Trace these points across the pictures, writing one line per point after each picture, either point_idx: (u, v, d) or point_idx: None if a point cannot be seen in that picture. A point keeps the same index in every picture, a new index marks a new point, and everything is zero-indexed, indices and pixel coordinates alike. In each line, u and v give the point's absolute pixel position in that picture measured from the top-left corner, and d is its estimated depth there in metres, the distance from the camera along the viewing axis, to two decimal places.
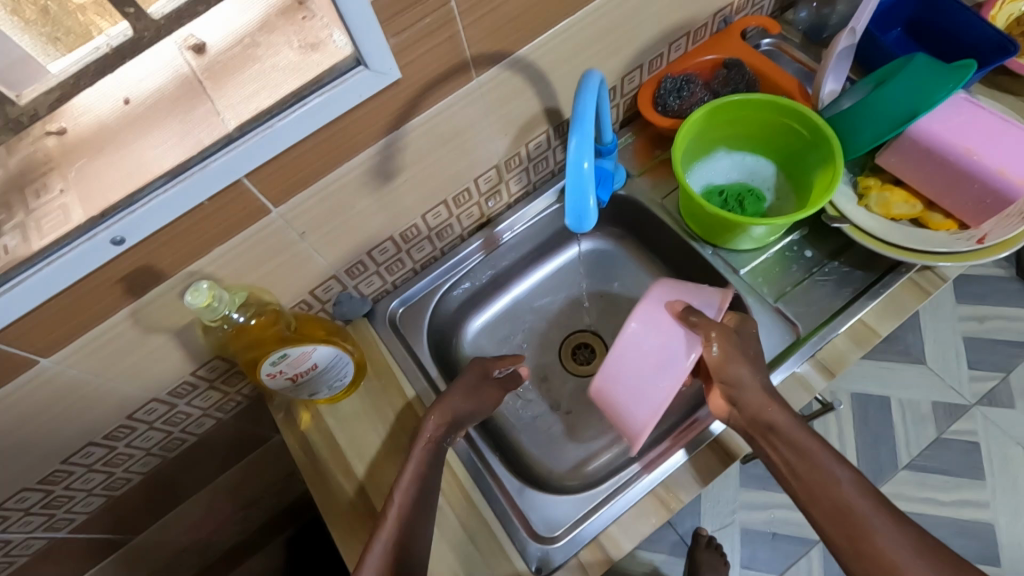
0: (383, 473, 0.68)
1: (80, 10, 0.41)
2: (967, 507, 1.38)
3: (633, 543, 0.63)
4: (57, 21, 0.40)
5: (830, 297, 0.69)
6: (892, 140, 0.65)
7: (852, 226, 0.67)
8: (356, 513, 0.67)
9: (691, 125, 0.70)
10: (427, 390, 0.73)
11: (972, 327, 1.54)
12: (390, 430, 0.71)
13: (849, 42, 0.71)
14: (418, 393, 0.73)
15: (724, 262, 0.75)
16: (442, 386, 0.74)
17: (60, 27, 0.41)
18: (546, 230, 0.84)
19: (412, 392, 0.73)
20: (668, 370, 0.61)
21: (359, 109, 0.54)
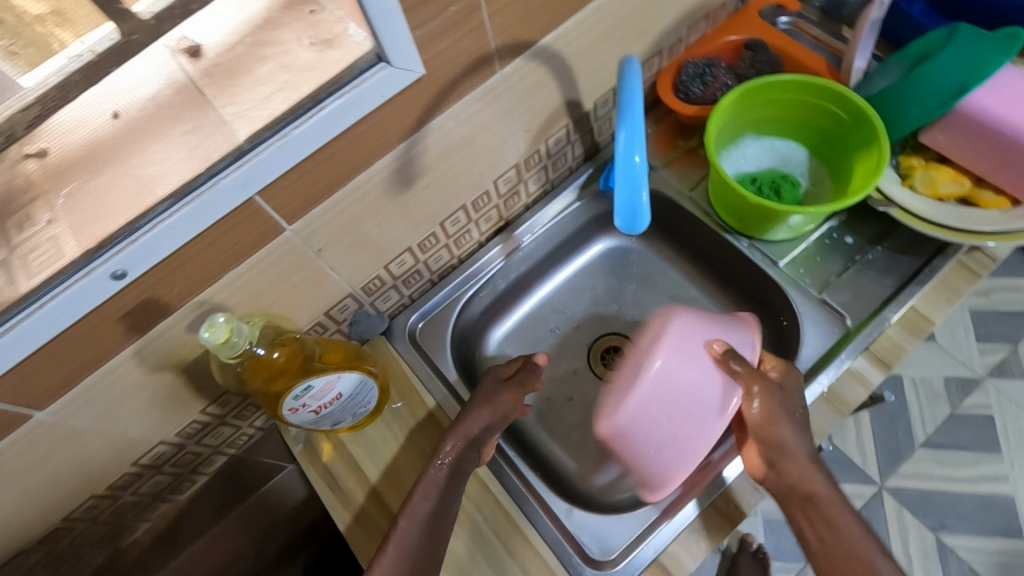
0: None
1: (38, 21, 0.35)
2: (986, 482, 1.38)
3: (697, 562, 0.58)
4: (17, 33, 0.35)
5: (879, 284, 0.66)
6: (940, 117, 0.62)
7: (898, 209, 0.64)
8: None
9: (722, 112, 0.67)
10: (449, 398, 0.68)
11: (977, 300, 1.54)
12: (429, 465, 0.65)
13: (879, 15, 0.66)
14: (438, 401, 0.68)
15: (762, 254, 0.71)
16: (464, 394, 0.70)
17: (18, 39, 0.35)
18: (567, 229, 0.80)
19: (432, 401, 0.68)
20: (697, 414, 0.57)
21: (381, 112, 0.49)
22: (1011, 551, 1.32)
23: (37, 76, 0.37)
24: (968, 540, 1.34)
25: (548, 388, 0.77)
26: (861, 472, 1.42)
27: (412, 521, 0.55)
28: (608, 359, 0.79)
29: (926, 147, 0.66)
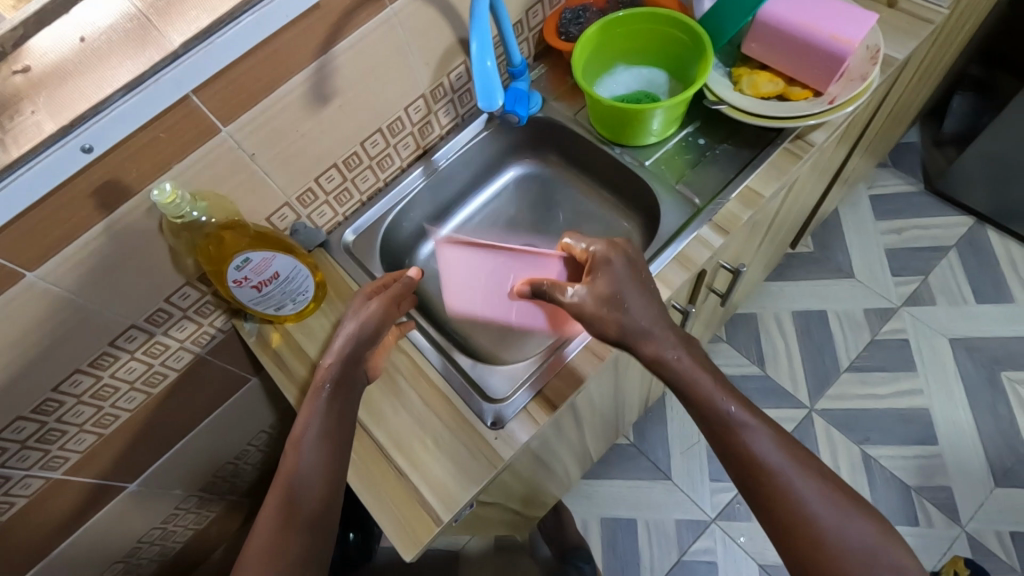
0: None
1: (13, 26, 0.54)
2: (904, 397, 1.51)
3: (573, 390, 0.72)
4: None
5: (723, 170, 0.80)
6: (752, 28, 0.76)
7: (729, 107, 0.78)
8: None
9: (588, 41, 0.81)
10: (345, 254, 0.85)
11: (892, 240, 1.70)
12: None
13: None
14: (336, 259, 0.85)
15: (631, 158, 0.85)
16: (355, 248, 0.86)
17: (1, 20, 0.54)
18: (477, 156, 0.94)
19: (328, 258, 0.85)
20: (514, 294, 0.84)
21: (290, 31, 0.63)
22: (929, 456, 1.44)
23: (21, 14, 0.54)
24: (892, 450, 1.46)
25: None
26: (792, 397, 1.55)
27: (307, 441, 0.64)
28: None
29: (750, 58, 0.81)
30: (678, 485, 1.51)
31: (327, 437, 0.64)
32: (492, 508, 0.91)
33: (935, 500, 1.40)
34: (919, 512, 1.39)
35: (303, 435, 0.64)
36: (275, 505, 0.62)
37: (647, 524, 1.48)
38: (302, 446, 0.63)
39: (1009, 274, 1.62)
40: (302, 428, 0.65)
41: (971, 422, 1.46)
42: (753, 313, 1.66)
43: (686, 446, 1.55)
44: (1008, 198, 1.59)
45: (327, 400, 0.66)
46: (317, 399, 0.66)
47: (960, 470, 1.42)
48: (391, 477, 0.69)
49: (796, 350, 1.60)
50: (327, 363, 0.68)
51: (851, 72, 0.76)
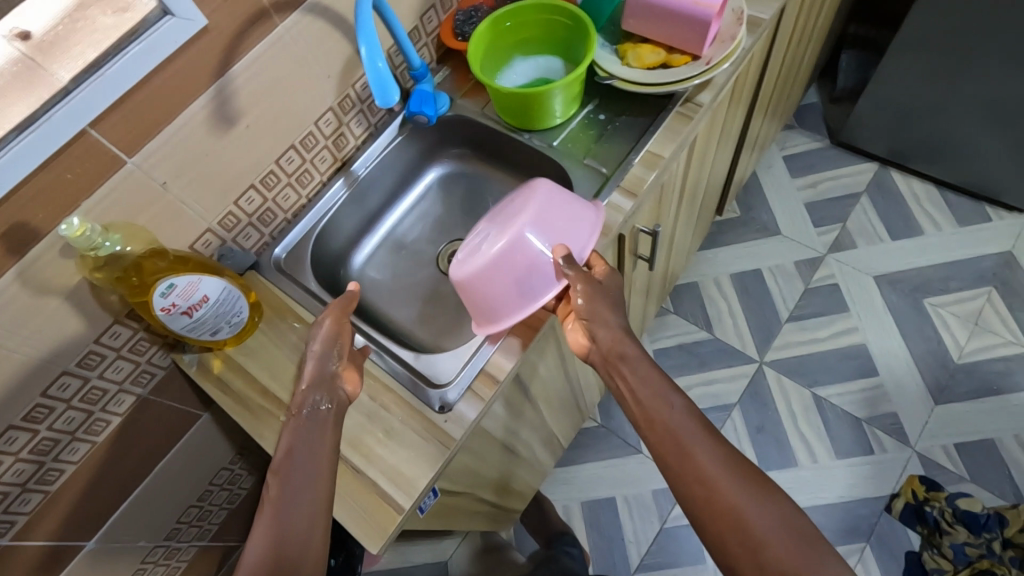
0: None
1: None
2: (842, 336, 1.60)
3: (513, 362, 0.75)
4: None
5: (625, 140, 0.86)
6: (627, 7, 0.82)
7: (619, 80, 0.84)
8: None
9: (481, 38, 0.85)
10: (276, 272, 0.86)
11: (809, 194, 1.81)
12: None
13: None
14: (267, 279, 0.85)
15: (539, 141, 0.90)
16: (287, 265, 0.87)
17: None
18: (395, 161, 0.97)
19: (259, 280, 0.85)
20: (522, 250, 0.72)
21: (183, 56, 0.65)
22: (872, 387, 1.53)
23: None
24: (838, 388, 1.55)
25: (411, 288, 0.94)
26: (742, 354, 1.62)
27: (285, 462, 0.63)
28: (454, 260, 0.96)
29: (632, 33, 0.87)
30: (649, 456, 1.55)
31: (305, 454, 0.63)
32: (464, 498, 0.92)
33: (885, 426, 1.49)
34: (871, 440, 1.48)
35: (283, 456, 0.63)
36: (261, 532, 0.59)
37: (626, 499, 1.51)
38: (289, 468, 0.62)
39: (915, 209, 1.75)
40: (281, 450, 0.64)
41: (903, 348, 1.57)
42: (693, 282, 1.73)
43: None
44: (903, 140, 1.72)
45: (301, 418, 0.66)
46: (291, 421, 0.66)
47: (901, 395, 1.52)
48: (349, 476, 0.70)
49: (739, 310, 1.67)
50: (302, 389, 0.68)
51: (721, 35, 0.83)
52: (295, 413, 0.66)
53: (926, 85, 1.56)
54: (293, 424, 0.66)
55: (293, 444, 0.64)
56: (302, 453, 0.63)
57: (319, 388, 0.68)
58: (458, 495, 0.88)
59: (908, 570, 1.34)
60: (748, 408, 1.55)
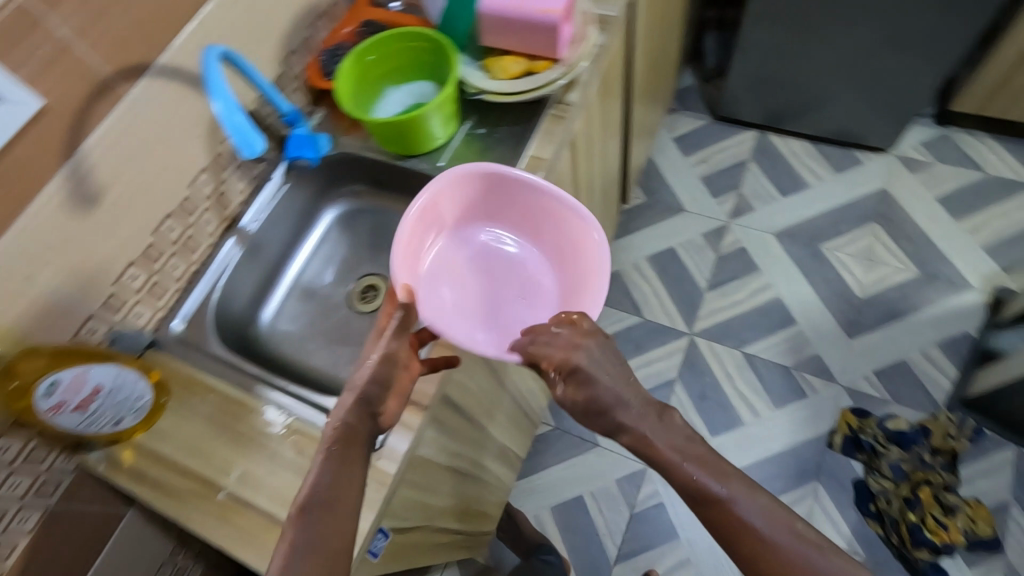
0: (231, 457, 0.73)
1: None
2: (758, 294, 1.70)
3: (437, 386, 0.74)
4: None
5: (507, 149, 0.88)
6: (481, 24, 0.85)
7: (490, 93, 0.88)
8: (225, 506, 0.71)
9: (347, 73, 0.86)
10: (178, 345, 0.82)
11: (703, 168, 1.92)
12: (235, 437, 0.75)
13: None
14: (169, 354, 0.81)
15: (426, 164, 0.91)
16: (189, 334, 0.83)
17: None
18: (287, 209, 0.95)
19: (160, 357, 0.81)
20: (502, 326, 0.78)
21: (23, 141, 0.62)
22: (793, 335, 1.63)
23: None
24: (764, 342, 1.63)
25: (328, 332, 0.92)
26: (672, 330, 1.68)
27: (313, 506, 0.58)
28: (366, 295, 0.96)
29: (492, 47, 0.90)
30: (607, 446, 1.58)
31: (337, 498, 0.59)
32: (420, 532, 0.90)
33: (811, 369, 1.59)
34: (802, 384, 1.57)
35: (314, 498, 0.59)
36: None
37: (593, 495, 1.53)
38: (311, 507, 0.58)
39: (797, 165, 1.89)
40: (308, 491, 0.59)
41: (813, 293, 1.68)
42: (615, 270, 1.79)
43: None
44: (773, 104, 1.86)
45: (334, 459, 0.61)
46: (322, 459, 0.61)
47: (819, 337, 1.62)
48: None
49: (662, 288, 1.74)
50: (334, 423, 0.63)
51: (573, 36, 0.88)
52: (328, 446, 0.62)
53: (778, 53, 1.70)
54: (317, 460, 0.61)
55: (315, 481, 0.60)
56: (324, 491, 0.59)
57: (352, 427, 0.63)
58: (414, 531, 0.87)
59: (858, 497, 1.43)
60: (688, 379, 1.61)
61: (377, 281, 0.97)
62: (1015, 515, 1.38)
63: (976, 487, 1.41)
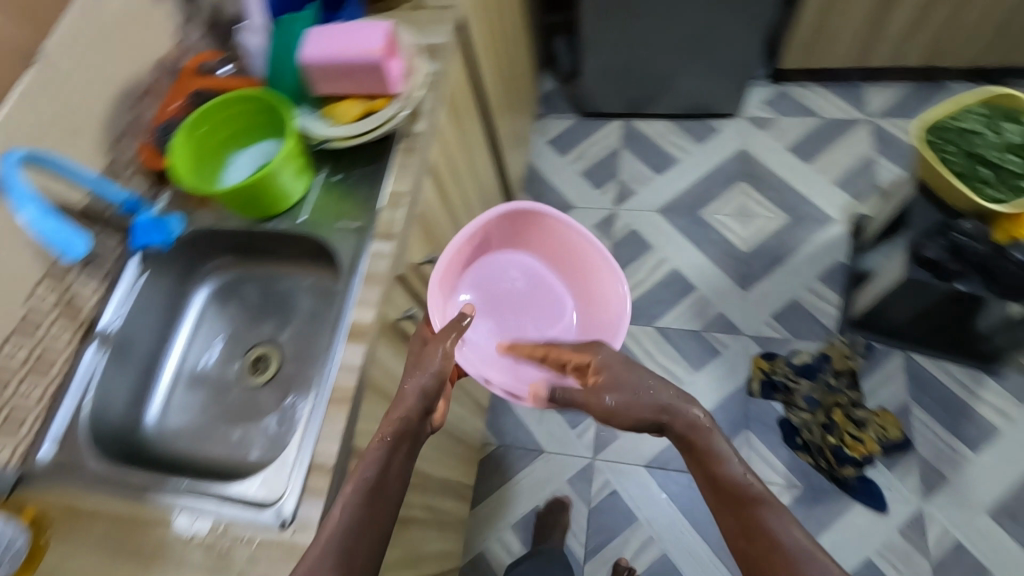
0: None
1: None
2: (656, 270, 1.79)
3: (340, 443, 0.73)
4: None
5: (364, 190, 0.88)
6: (310, 75, 0.86)
7: (335, 139, 0.87)
8: None
9: (181, 148, 0.83)
10: (50, 469, 0.75)
11: (581, 164, 2.01)
12: (132, 553, 0.69)
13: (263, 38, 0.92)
14: (42, 484, 0.74)
15: (288, 222, 0.89)
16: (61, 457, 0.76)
17: None
18: (151, 299, 0.90)
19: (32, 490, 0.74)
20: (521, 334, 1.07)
21: None
22: (695, 299, 1.73)
23: None
24: (672, 313, 1.72)
25: (224, 415, 0.89)
26: None
27: (362, 489, 0.67)
28: (258, 366, 0.93)
29: (328, 95, 0.90)
30: (552, 449, 1.59)
31: (385, 484, 0.68)
32: None
33: (718, 327, 1.69)
34: (713, 342, 1.67)
35: (368, 483, 0.67)
36: (314, 553, 0.62)
37: (549, 502, 1.54)
38: (359, 492, 0.66)
39: (664, 143, 2.01)
40: (360, 476, 0.67)
41: (703, 257, 1.79)
42: None
43: (537, 416, 1.64)
44: (628, 93, 1.98)
45: (389, 449, 0.69)
46: (376, 448, 0.69)
47: (718, 296, 1.73)
48: None
49: None
50: (395, 416, 0.72)
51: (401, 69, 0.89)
52: (387, 437, 0.70)
53: (619, 46, 1.82)
54: (373, 452, 0.69)
55: (362, 470, 0.68)
56: (368, 479, 0.67)
57: (411, 419, 0.72)
58: None
59: (784, 434, 1.52)
60: None
61: (267, 350, 0.94)
62: (917, 413, 1.51)
63: (879, 397, 1.54)
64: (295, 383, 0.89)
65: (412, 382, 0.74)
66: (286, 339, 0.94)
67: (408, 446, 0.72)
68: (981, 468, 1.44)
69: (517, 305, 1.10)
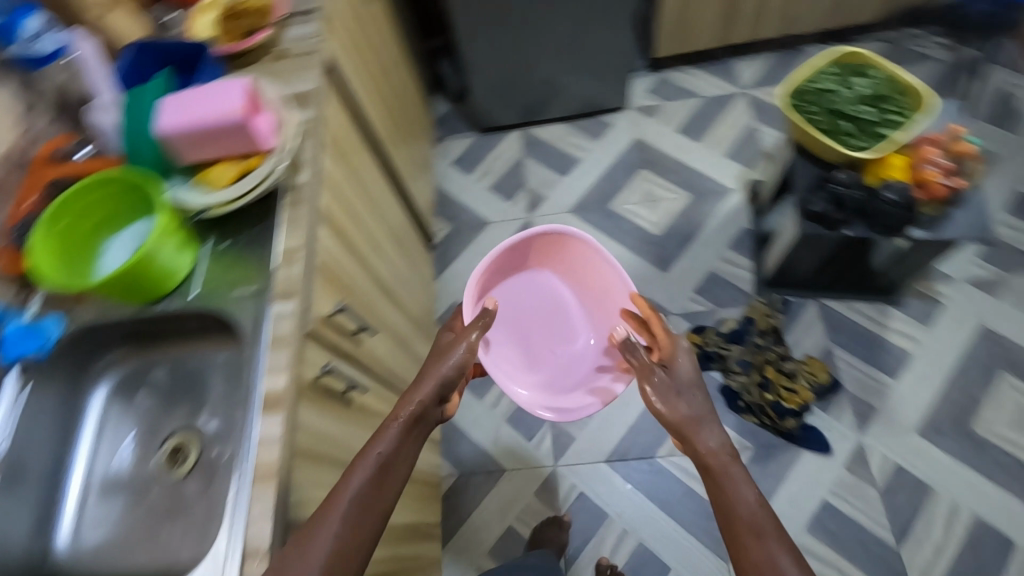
0: None
1: None
2: None
3: (273, 521, 0.69)
4: None
5: (255, 252, 0.85)
6: (172, 145, 0.82)
7: (213, 206, 0.83)
8: None
9: (42, 247, 0.77)
10: None
11: (488, 179, 2.03)
12: None
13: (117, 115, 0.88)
14: None
15: (179, 301, 0.84)
16: None
17: None
18: (41, 413, 0.83)
19: None
20: (541, 351, 1.23)
21: None
22: None
23: None
24: None
25: (146, 517, 0.83)
26: None
27: (375, 462, 0.73)
28: (177, 456, 0.87)
29: (198, 162, 0.86)
30: (513, 466, 1.58)
31: (393, 463, 0.75)
32: None
33: None
34: None
35: (378, 458, 0.74)
36: (325, 518, 0.67)
37: (520, 518, 1.53)
38: (370, 465, 0.73)
39: (563, 145, 2.06)
40: (372, 452, 0.74)
41: (621, 248, 1.85)
42: (451, 304, 1.84)
43: (493, 436, 1.62)
44: (520, 103, 2.02)
45: (401, 429, 0.77)
46: (391, 428, 0.77)
47: (641, 282, 1.79)
48: None
49: None
50: (414, 399, 0.81)
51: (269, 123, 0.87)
52: (403, 419, 0.79)
53: (500, 61, 1.85)
54: (387, 433, 0.77)
55: (372, 448, 0.75)
56: (377, 457, 0.74)
57: (428, 402, 0.81)
58: None
59: (727, 400, 1.58)
60: None
61: (182, 439, 0.88)
62: (839, 354, 1.62)
63: (804, 346, 1.64)
64: (220, 466, 0.84)
65: (435, 369, 0.84)
66: (202, 422, 0.89)
67: (420, 431, 0.80)
68: (902, 392, 1.56)
69: (538, 323, 1.25)
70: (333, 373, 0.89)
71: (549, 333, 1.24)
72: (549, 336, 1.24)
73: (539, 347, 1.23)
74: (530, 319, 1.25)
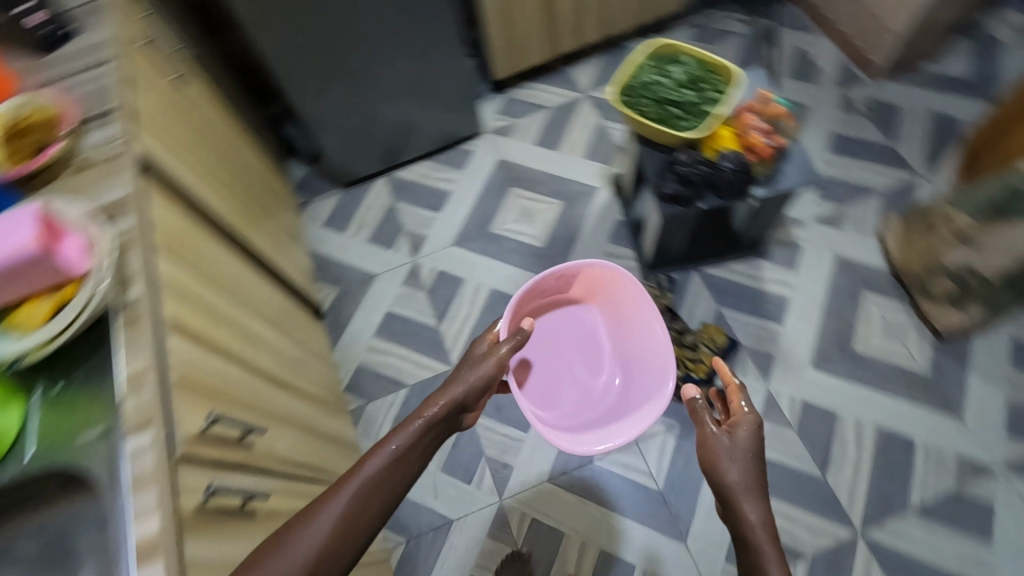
0: None
1: None
2: (476, 298, 1.82)
3: None
4: None
5: (96, 387, 0.76)
6: None
7: (31, 351, 0.74)
8: None
9: None
10: None
11: (364, 232, 1.98)
12: None
13: None
14: None
15: (13, 467, 0.73)
16: None
17: None
18: None
19: None
20: (569, 384, 1.38)
21: None
22: None
23: None
24: None
25: None
26: (437, 377, 1.72)
27: (391, 456, 0.81)
28: None
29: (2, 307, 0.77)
30: (460, 513, 1.53)
31: (408, 457, 0.82)
32: None
33: None
34: None
35: (393, 451, 0.81)
36: (331, 504, 0.75)
37: (480, 565, 1.48)
38: (384, 457, 0.80)
39: (431, 181, 2.06)
40: (389, 444, 0.82)
41: (510, 267, 1.87)
42: (356, 369, 1.77)
43: (433, 490, 1.57)
44: (377, 151, 2.00)
45: (420, 429, 0.84)
46: (413, 424, 0.85)
47: None
48: None
49: (404, 351, 1.77)
50: (441, 400, 0.88)
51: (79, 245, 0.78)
52: (425, 425, 0.85)
53: (345, 115, 1.83)
54: (405, 431, 0.84)
55: (389, 444, 0.82)
56: (391, 455, 0.81)
57: (453, 406, 0.89)
58: None
59: None
60: None
61: None
62: (730, 314, 1.73)
63: (698, 316, 1.74)
64: None
65: (471, 375, 0.91)
66: None
67: (434, 440, 0.87)
68: (790, 333, 1.69)
69: (574, 357, 1.41)
70: (221, 491, 0.81)
71: (580, 368, 1.40)
72: (578, 370, 1.39)
73: (566, 380, 1.38)
74: (566, 351, 1.41)
